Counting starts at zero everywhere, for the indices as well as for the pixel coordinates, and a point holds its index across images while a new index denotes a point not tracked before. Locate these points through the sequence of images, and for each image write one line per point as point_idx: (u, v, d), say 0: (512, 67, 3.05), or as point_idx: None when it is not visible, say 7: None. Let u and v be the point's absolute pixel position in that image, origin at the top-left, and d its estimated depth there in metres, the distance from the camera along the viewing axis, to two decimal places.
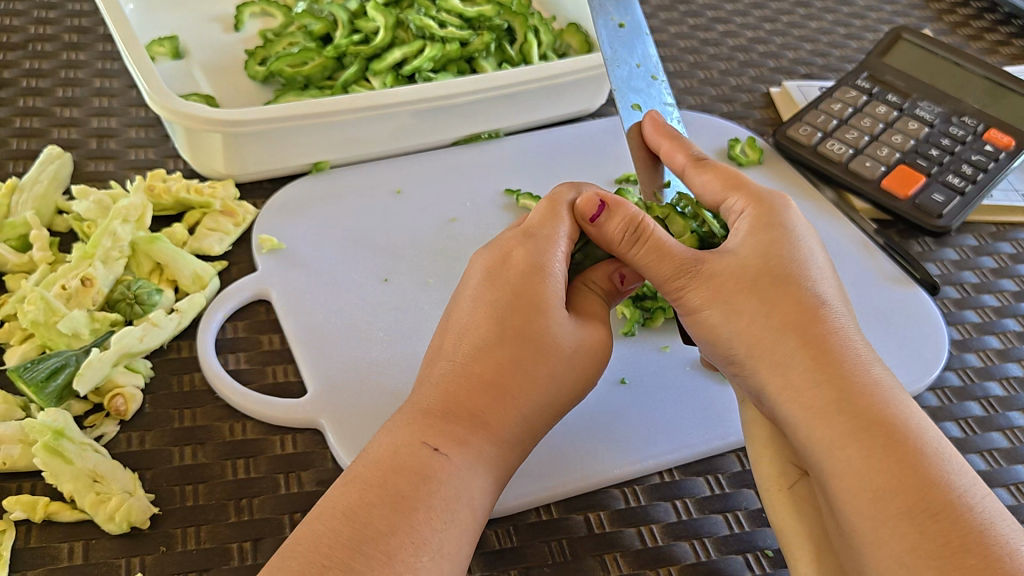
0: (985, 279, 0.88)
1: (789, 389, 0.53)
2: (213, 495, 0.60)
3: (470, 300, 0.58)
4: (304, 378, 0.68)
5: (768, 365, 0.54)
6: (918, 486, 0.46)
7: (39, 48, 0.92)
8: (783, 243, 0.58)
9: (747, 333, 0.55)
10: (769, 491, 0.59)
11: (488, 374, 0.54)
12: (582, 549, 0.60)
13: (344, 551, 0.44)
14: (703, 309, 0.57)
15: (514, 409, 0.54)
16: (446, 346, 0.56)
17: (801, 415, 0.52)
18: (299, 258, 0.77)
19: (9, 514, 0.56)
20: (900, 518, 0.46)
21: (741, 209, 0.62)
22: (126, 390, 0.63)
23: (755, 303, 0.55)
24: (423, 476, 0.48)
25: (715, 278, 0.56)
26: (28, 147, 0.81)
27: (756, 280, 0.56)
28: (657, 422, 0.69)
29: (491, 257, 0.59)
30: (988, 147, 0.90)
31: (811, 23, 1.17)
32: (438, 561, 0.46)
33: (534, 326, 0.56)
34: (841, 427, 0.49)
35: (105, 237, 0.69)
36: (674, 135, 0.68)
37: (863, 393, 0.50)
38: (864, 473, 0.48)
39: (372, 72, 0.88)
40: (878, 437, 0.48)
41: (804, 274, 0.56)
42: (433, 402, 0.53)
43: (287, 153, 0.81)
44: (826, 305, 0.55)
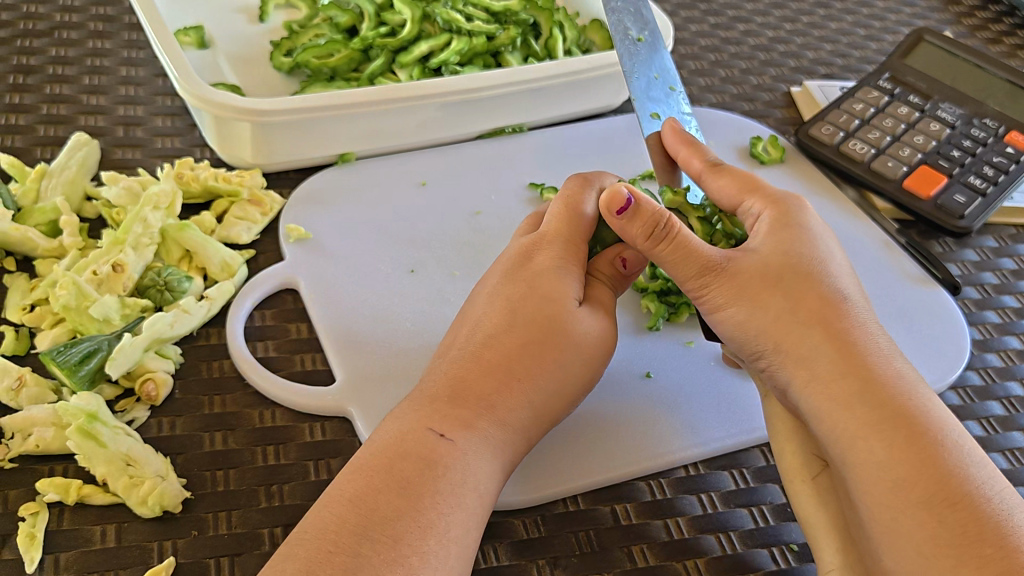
0: (1005, 280, 0.88)
1: (813, 381, 0.52)
2: (244, 480, 0.60)
3: (487, 297, 0.60)
4: (331, 367, 0.68)
5: (790, 357, 0.53)
6: (939, 478, 0.47)
7: (65, 36, 0.92)
8: (802, 240, 0.57)
9: (771, 325, 0.54)
10: (793, 482, 0.57)
11: (497, 360, 0.55)
12: (609, 540, 0.60)
13: (350, 537, 0.45)
14: (724, 303, 0.56)
15: (523, 394, 0.55)
16: (462, 338, 0.58)
17: (823, 406, 0.51)
18: (325, 248, 0.77)
19: (43, 496, 0.56)
20: (920, 509, 0.46)
21: (759, 211, 0.61)
22: (157, 375, 0.63)
23: (779, 295, 0.54)
24: (429, 461, 0.49)
25: (739, 275, 0.55)
26: (56, 134, 0.81)
27: (780, 276, 0.55)
28: (682, 416, 0.69)
29: (510, 259, 0.62)
30: (1009, 149, 0.90)
31: (831, 24, 1.17)
32: (445, 544, 0.47)
33: (549, 315, 0.58)
34: (864, 417, 0.50)
35: (136, 223, 0.70)
36: (691, 141, 0.66)
37: (885, 386, 0.51)
38: (886, 465, 0.48)
39: (399, 64, 0.89)
40: (900, 430, 0.49)
41: (824, 270, 0.56)
42: (442, 386, 0.54)
43: (314, 143, 0.81)
44: (845, 298, 0.55)
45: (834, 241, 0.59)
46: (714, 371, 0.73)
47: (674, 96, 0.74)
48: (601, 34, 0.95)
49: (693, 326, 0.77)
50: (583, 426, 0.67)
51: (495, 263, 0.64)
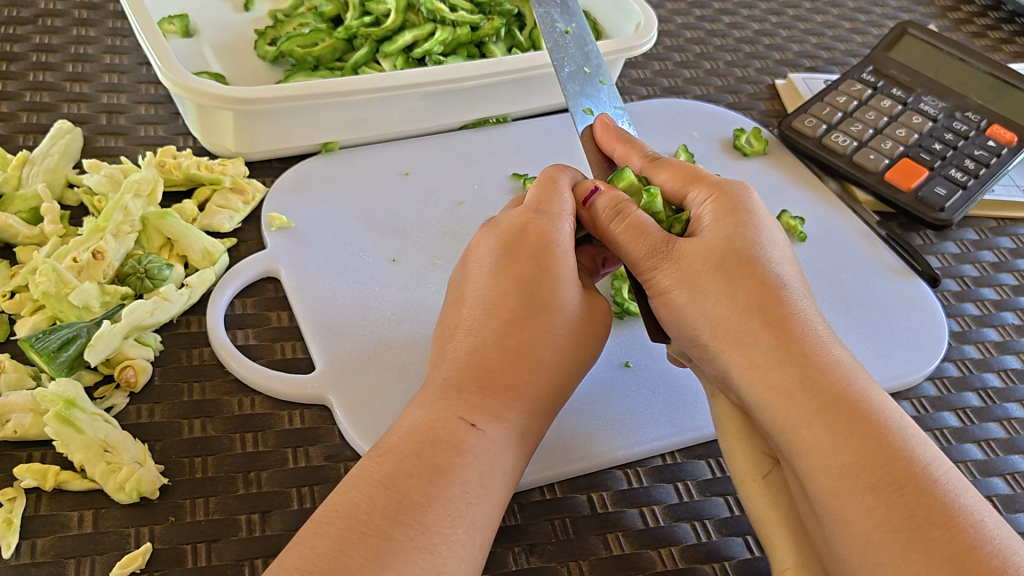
0: (985, 272, 0.89)
1: (753, 369, 0.52)
2: (222, 467, 0.60)
3: (489, 276, 0.58)
4: (313, 355, 0.69)
5: (731, 346, 0.54)
6: (883, 461, 0.47)
7: (49, 23, 0.92)
8: (747, 227, 0.58)
9: (713, 312, 0.55)
10: (744, 482, 0.56)
11: (517, 347, 0.54)
12: (584, 528, 0.61)
13: (383, 520, 0.45)
14: (670, 292, 0.57)
15: (545, 379, 0.55)
16: (468, 322, 0.56)
17: (768, 394, 0.51)
18: (308, 237, 0.77)
19: (21, 481, 0.57)
20: (866, 493, 0.46)
21: (704, 199, 0.61)
22: (136, 362, 0.64)
23: (722, 284, 0.55)
24: (458, 450, 0.49)
25: (682, 261, 0.57)
26: (38, 122, 0.81)
27: (721, 263, 0.56)
28: (661, 405, 0.70)
29: (507, 234, 0.60)
30: (990, 142, 0.90)
31: (816, 17, 1.17)
32: (472, 534, 0.47)
33: (555, 293, 0.57)
34: (805, 404, 0.50)
35: (116, 211, 0.69)
36: (626, 138, 0.68)
37: (825, 374, 0.51)
38: (830, 451, 0.48)
39: (383, 53, 0.88)
40: (843, 416, 0.49)
41: (766, 259, 0.56)
42: (450, 373, 0.53)
43: (299, 130, 0.81)
44: (786, 287, 0.55)
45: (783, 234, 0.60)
46: None
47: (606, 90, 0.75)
48: None
49: None
50: (564, 415, 0.67)
51: (486, 235, 0.61)
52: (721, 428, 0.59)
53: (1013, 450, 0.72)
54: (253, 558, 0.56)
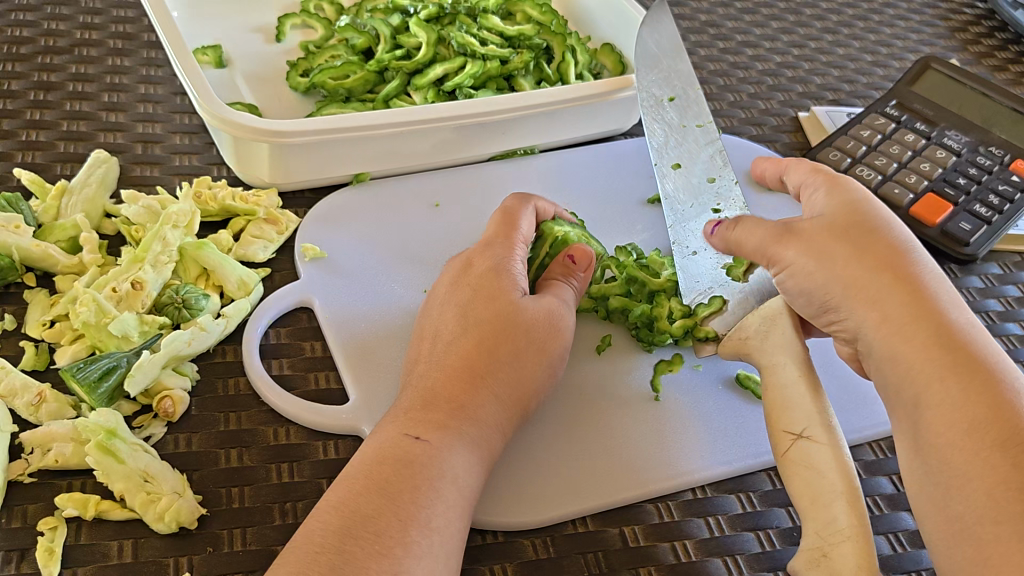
0: (1010, 307, 0.89)
1: (890, 325, 0.54)
2: (258, 497, 0.61)
3: (451, 309, 0.65)
4: (346, 386, 0.69)
5: (867, 302, 0.55)
6: (1008, 422, 0.48)
7: (85, 53, 0.93)
8: (872, 203, 0.61)
9: (845, 273, 0.56)
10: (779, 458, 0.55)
11: (463, 366, 0.60)
12: (617, 562, 0.61)
13: (334, 537, 0.48)
14: (790, 249, 0.59)
15: (487, 391, 0.60)
16: (428, 352, 0.63)
17: (907, 352, 0.53)
18: (340, 267, 0.78)
19: (62, 510, 0.57)
20: (992, 451, 0.47)
21: (816, 184, 0.63)
22: (174, 393, 0.64)
23: (849, 247, 0.57)
24: (406, 462, 0.53)
25: (823, 219, 0.59)
26: (75, 151, 0.82)
27: (847, 229, 0.58)
28: (693, 439, 0.70)
29: (458, 267, 0.69)
30: (1014, 177, 0.91)
31: (838, 49, 1.19)
32: (428, 534, 0.50)
33: (497, 311, 0.64)
34: (941, 360, 0.51)
35: (155, 242, 0.71)
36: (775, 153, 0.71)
37: (960, 338, 0.52)
38: (962, 406, 0.50)
39: (414, 86, 0.89)
40: (975, 376, 0.50)
41: (898, 231, 0.58)
42: (409, 401, 0.59)
43: (331, 163, 0.82)
44: (921, 262, 0.57)
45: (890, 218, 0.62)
46: (723, 394, 0.74)
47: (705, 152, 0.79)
48: (611, 59, 0.97)
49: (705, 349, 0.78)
50: (591, 448, 0.68)
51: (441, 279, 0.70)
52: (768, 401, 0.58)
53: None
54: None
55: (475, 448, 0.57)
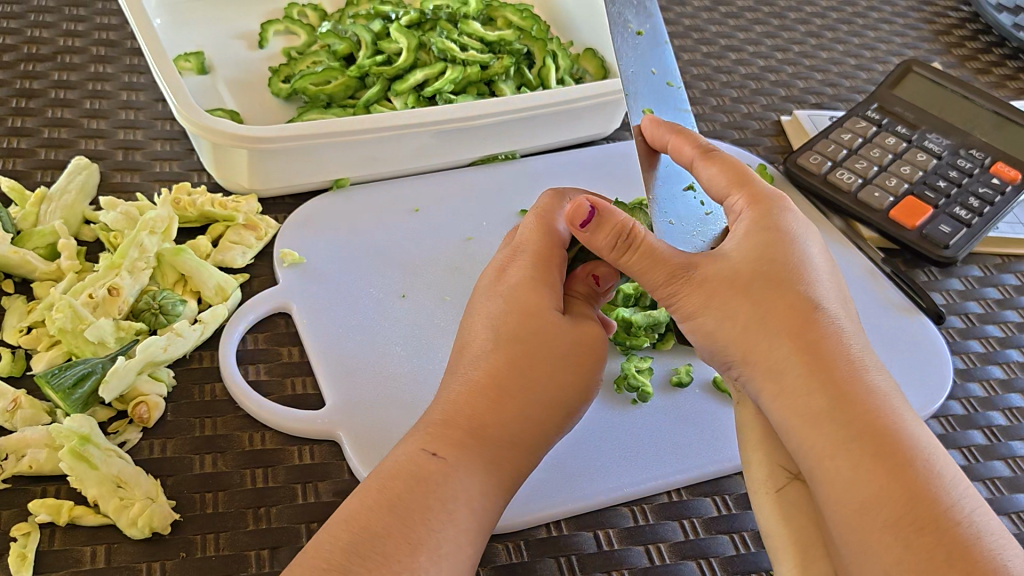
0: (990, 309, 0.90)
1: (785, 395, 0.52)
2: (232, 503, 0.61)
3: (482, 317, 0.57)
4: (322, 391, 0.70)
5: (765, 371, 0.53)
6: (907, 498, 0.46)
7: (68, 60, 0.94)
8: (781, 247, 0.55)
9: (740, 336, 0.54)
10: (758, 493, 0.56)
11: (492, 384, 0.54)
12: (591, 566, 0.61)
13: (341, 555, 0.46)
14: (697, 314, 0.55)
15: (517, 414, 0.53)
16: (462, 361, 0.56)
17: (798, 424, 0.51)
18: (319, 272, 0.79)
19: (35, 516, 0.58)
20: (885, 531, 0.46)
21: (740, 209, 0.58)
22: (150, 398, 0.65)
23: (749, 304, 0.54)
24: (420, 480, 0.49)
25: (713, 278, 0.55)
26: (56, 158, 0.83)
27: (751, 281, 0.54)
28: (668, 443, 0.70)
29: (502, 260, 0.60)
30: (994, 180, 0.91)
31: (822, 53, 1.19)
32: (436, 561, 0.47)
33: (530, 326, 0.56)
34: (832, 433, 0.49)
35: (132, 248, 0.71)
36: (679, 129, 0.63)
37: (859, 401, 0.50)
38: (853, 484, 0.48)
39: (394, 92, 0.90)
40: (871, 447, 0.48)
41: (803, 277, 0.55)
42: (435, 415, 0.54)
43: (310, 168, 0.82)
44: (821, 308, 0.54)
45: (820, 248, 0.58)
46: (700, 397, 0.74)
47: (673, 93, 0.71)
48: (593, 64, 0.97)
49: (681, 352, 0.78)
50: (567, 451, 0.68)
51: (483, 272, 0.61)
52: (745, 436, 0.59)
53: (1017, 488, 0.73)
54: None
55: (494, 470, 0.52)
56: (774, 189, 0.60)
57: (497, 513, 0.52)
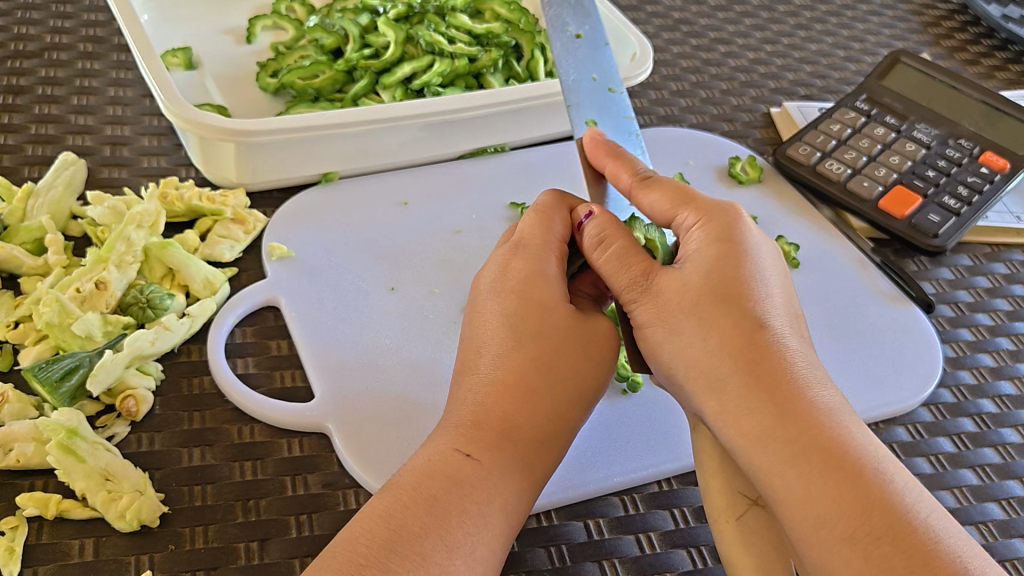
0: (980, 298, 0.90)
1: (728, 415, 0.51)
2: (221, 495, 0.61)
3: (492, 314, 0.57)
4: (312, 384, 0.69)
5: (707, 390, 0.52)
6: (859, 511, 0.46)
7: (54, 56, 0.94)
8: (728, 261, 0.56)
9: (688, 354, 0.53)
10: (718, 520, 0.55)
11: (516, 382, 0.54)
12: (580, 555, 0.61)
13: (379, 551, 0.45)
14: (648, 328, 0.56)
15: (546, 411, 0.53)
16: (479, 361, 0.55)
17: (742, 444, 0.50)
18: (308, 266, 0.79)
19: (23, 510, 0.57)
20: (843, 544, 0.45)
21: (691, 224, 0.59)
22: (137, 392, 0.64)
23: (694, 323, 0.54)
24: (454, 481, 0.49)
25: (661, 295, 0.56)
26: (43, 154, 0.82)
27: (696, 299, 0.54)
28: (659, 433, 0.70)
29: (507, 255, 0.60)
30: (983, 169, 0.91)
31: (811, 45, 1.19)
32: (472, 564, 0.47)
33: (548, 323, 0.56)
34: (780, 450, 0.49)
35: (119, 241, 0.71)
36: (617, 153, 0.65)
37: (806, 417, 0.49)
38: (805, 500, 0.47)
39: (382, 86, 0.90)
40: (818, 463, 0.47)
41: (748, 292, 0.54)
42: (460, 416, 0.53)
43: (299, 161, 0.82)
44: (765, 322, 0.53)
45: (770, 257, 0.58)
46: None
47: (614, 98, 0.73)
48: None
49: None
50: None
51: (479, 276, 0.61)
52: (701, 461, 0.58)
53: (1007, 475, 0.73)
54: None
55: (527, 471, 0.52)
56: (723, 202, 0.60)
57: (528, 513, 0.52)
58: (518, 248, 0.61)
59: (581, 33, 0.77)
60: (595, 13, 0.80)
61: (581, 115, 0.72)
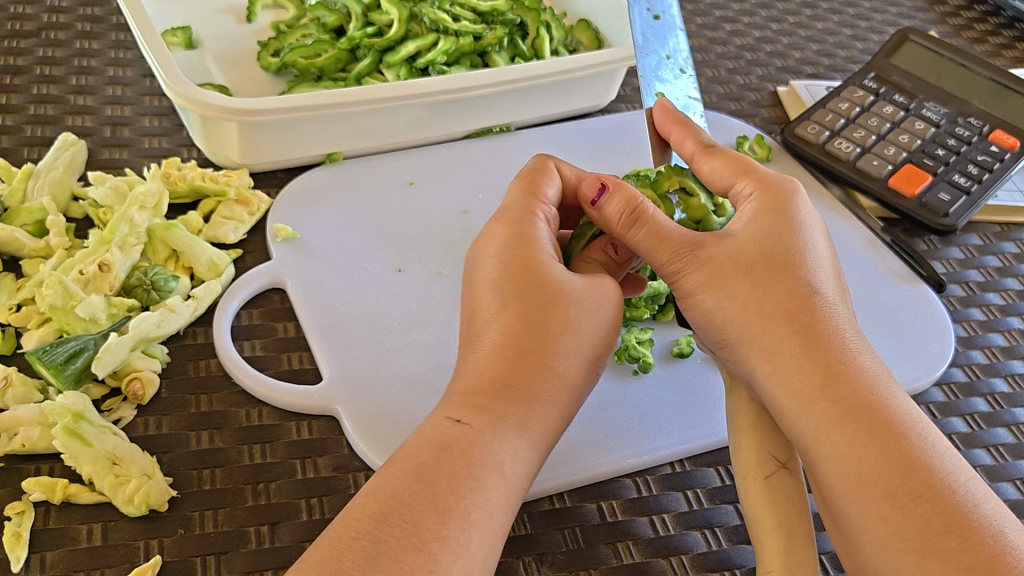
0: (990, 277, 0.89)
1: (778, 373, 0.52)
2: (230, 479, 0.60)
3: (484, 281, 0.57)
4: (319, 366, 0.68)
5: (758, 350, 0.54)
6: (900, 471, 0.47)
7: (52, 36, 0.92)
8: (785, 229, 0.56)
9: (739, 316, 0.54)
10: (745, 479, 0.56)
11: (507, 342, 0.53)
12: (594, 537, 0.60)
13: (370, 523, 0.44)
14: (698, 293, 0.55)
15: (543, 367, 0.52)
16: (472, 331, 0.55)
17: (788, 401, 0.52)
18: (313, 247, 0.77)
19: (29, 495, 0.56)
20: (882, 501, 0.47)
21: (750, 193, 0.60)
22: (144, 374, 0.63)
23: (750, 286, 0.54)
24: (445, 447, 0.48)
25: (715, 261, 0.55)
26: (42, 135, 0.81)
27: (752, 263, 0.54)
28: (670, 415, 0.69)
29: (499, 224, 0.60)
30: (993, 147, 0.90)
31: (817, 24, 1.18)
32: (466, 528, 0.45)
33: (533, 279, 0.56)
34: (826, 410, 0.50)
35: (122, 223, 0.70)
36: (684, 122, 0.66)
37: (854, 380, 0.50)
38: (848, 457, 0.48)
39: (386, 63, 0.89)
40: (864, 422, 0.49)
41: (800, 260, 0.55)
42: (459, 387, 0.52)
43: (303, 141, 0.81)
44: (818, 291, 0.54)
45: (821, 231, 0.58)
46: (700, 366, 0.74)
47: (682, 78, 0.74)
48: (588, 34, 0.96)
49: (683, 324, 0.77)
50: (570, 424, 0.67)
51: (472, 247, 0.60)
52: (734, 421, 0.58)
53: (1021, 454, 0.72)
54: (262, 570, 0.56)
55: (523, 432, 0.50)
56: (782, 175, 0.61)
57: (529, 477, 0.50)
58: (500, 216, 0.61)
59: (659, 15, 0.76)
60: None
61: (650, 89, 0.72)
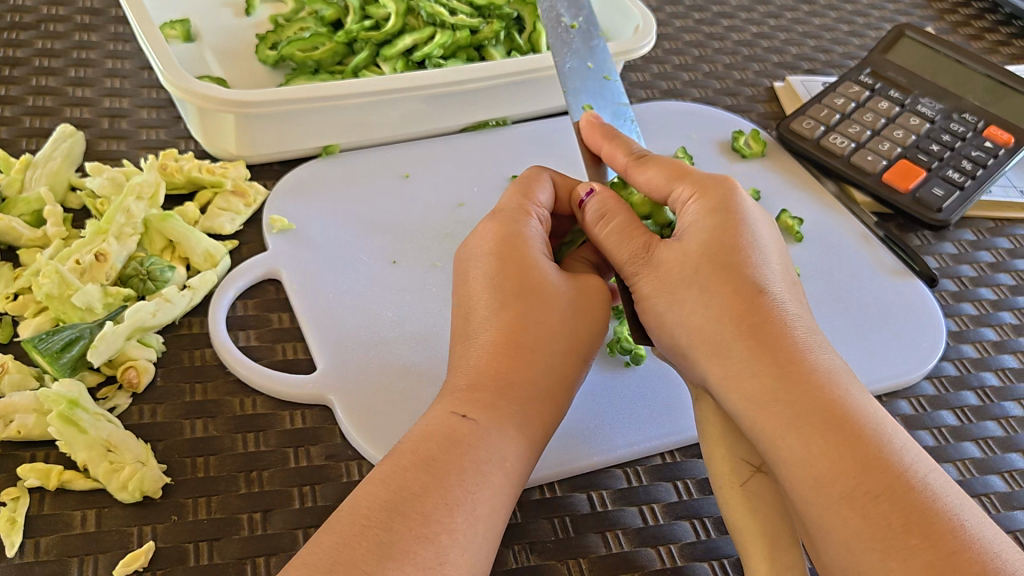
0: (982, 272, 0.89)
1: (731, 378, 0.53)
2: (224, 466, 0.61)
3: (479, 278, 0.57)
4: (313, 356, 0.69)
5: (709, 355, 0.54)
6: (858, 470, 0.47)
7: (51, 28, 0.93)
8: (728, 229, 0.57)
9: (692, 321, 0.55)
10: (723, 488, 0.56)
11: (508, 340, 0.54)
12: (584, 526, 0.61)
13: (381, 513, 0.44)
14: (652, 297, 0.58)
15: (540, 364, 0.53)
16: (467, 327, 0.55)
17: (744, 407, 0.52)
18: (309, 238, 0.78)
19: (24, 481, 0.57)
20: (841, 502, 0.47)
21: (687, 198, 0.61)
22: (139, 363, 0.64)
23: (696, 291, 0.55)
24: (453, 441, 0.49)
25: (662, 267, 0.57)
26: (40, 126, 0.82)
27: (697, 268, 0.56)
28: (661, 407, 0.70)
29: (492, 222, 0.60)
30: (987, 143, 0.91)
31: (814, 19, 1.18)
32: (472, 522, 0.46)
33: (531, 277, 0.56)
34: (780, 414, 0.50)
35: (119, 213, 0.70)
36: (614, 136, 0.67)
37: (808, 381, 0.51)
38: (806, 460, 0.48)
39: (382, 57, 0.89)
40: (818, 423, 0.49)
41: (747, 261, 0.56)
42: (460, 382, 0.52)
43: (299, 133, 0.82)
44: (766, 290, 0.55)
45: (766, 227, 0.59)
46: None
47: (609, 87, 0.75)
48: None
49: None
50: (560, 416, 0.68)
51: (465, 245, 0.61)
52: (705, 430, 0.58)
53: (1010, 448, 0.73)
54: (255, 556, 0.56)
55: (525, 430, 0.51)
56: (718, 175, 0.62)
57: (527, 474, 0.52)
58: (495, 215, 0.61)
59: (575, 25, 0.79)
60: (592, 10, 0.81)
61: (577, 101, 0.73)
